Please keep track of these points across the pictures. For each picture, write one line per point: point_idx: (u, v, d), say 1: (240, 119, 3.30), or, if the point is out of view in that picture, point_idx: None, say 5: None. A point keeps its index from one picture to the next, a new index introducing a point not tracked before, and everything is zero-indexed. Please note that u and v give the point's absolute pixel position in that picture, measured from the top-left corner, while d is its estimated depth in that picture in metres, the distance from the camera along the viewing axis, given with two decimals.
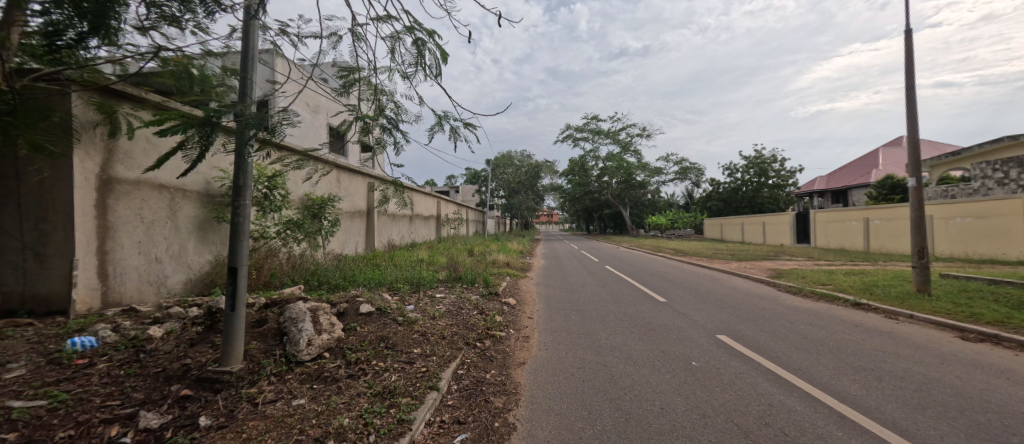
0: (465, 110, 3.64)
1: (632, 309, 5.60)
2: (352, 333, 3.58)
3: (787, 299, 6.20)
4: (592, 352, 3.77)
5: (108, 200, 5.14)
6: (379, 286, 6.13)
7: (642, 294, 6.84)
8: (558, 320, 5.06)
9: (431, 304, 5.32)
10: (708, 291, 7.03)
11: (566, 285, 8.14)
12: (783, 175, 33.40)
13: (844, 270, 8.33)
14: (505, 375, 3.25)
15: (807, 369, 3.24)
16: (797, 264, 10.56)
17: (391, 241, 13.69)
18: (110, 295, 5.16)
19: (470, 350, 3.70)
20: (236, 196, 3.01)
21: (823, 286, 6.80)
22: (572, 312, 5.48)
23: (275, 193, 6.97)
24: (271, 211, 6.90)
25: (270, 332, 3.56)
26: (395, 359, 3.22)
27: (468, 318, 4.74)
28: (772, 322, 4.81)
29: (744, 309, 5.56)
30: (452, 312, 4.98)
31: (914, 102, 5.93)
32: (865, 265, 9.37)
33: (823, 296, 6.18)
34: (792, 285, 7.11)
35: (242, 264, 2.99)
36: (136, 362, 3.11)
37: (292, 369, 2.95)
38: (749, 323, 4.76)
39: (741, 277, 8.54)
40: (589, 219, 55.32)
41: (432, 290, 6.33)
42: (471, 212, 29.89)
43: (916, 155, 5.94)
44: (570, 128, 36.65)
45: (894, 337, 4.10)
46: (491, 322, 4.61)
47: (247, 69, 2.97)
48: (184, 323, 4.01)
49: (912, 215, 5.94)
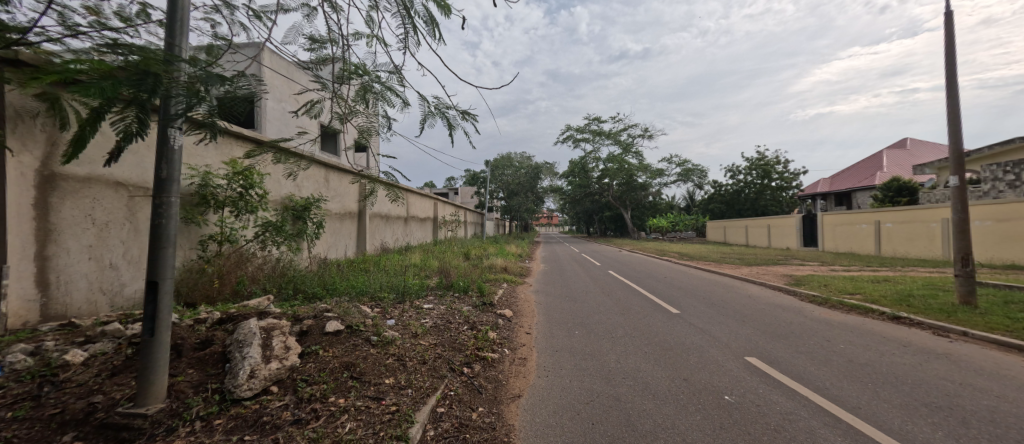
0: (464, 93, 3.07)
1: (643, 323, 4.97)
2: (312, 358, 2.96)
3: (815, 311, 5.55)
4: (602, 381, 3.15)
5: (51, 199, 4.48)
6: (361, 296, 5.48)
7: (651, 304, 6.22)
8: (561, 336, 4.43)
9: (415, 317, 4.69)
10: (725, 301, 6.37)
11: (568, 292, 7.52)
12: (786, 177, 32.82)
13: (867, 278, 7.70)
14: (495, 416, 2.62)
15: (868, 407, 2.63)
16: (812, 270, 9.91)
17: (384, 244, 13.07)
18: (51, 307, 4.51)
19: (455, 378, 3.08)
20: (158, 191, 2.39)
21: (850, 296, 6.17)
22: (575, 326, 4.85)
23: (252, 194, 6.37)
24: (246, 212, 6.28)
25: (212, 358, 2.95)
26: (360, 395, 2.59)
27: (456, 335, 4.11)
28: (805, 339, 4.19)
29: (769, 323, 4.92)
30: (438, 328, 4.34)
31: (955, 92, 5.32)
32: (886, 272, 8.73)
33: (854, 307, 5.56)
34: (815, 295, 6.48)
35: (167, 277, 2.39)
36: (32, 400, 2.49)
37: (224, 412, 2.33)
38: (779, 340, 4.15)
39: (755, 284, 7.93)
40: (589, 222, 54.69)
41: (420, 301, 5.71)
42: (470, 215, 29.21)
43: (957, 151, 5.33)
44: (570, 129, 36.08)
45: (957, 361, 3.48)
46: (482, 341, 3.98)
47: (173, 39, 2.10)
48: (118, 344, 3.38)
49: (953, 217, 5.32)
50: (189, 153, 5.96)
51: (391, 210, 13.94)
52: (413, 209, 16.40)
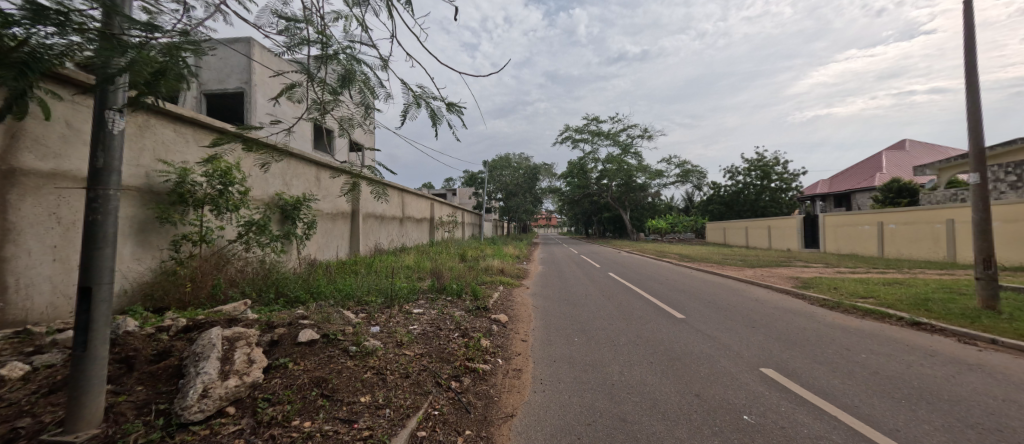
0: (452, 82, 2.72)
1: (648, 329, 4.64)
2: (279, 373, 2.63)
3: (827, 316, 5.25)
4: (605, 398, 2.82)
5: (8, 195, 3.90)
6: (347, 301, 5.13)
7: (655, 308, 5.89)
8: (560, 345, 4.11)
9: (402, 324, 4.35)
10: (731, 304, 6.06)
11: (567, 296, 7.19)
12: (786, 178, 32.58)
13: (876, 280, 7.43)
14: (484, 440, 2.28)
15: (909, 430, 2.31)
16: (818, 272, 9.61)
17: (378, 245, 12.73)
18: (7, 313, 3.92)
19: (441, 395, 2.74)
20: (92, 182, 2.03)
21: (864, 299, 5.86)
22: (575, 333, 4.53)
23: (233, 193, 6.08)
24: (226, 211, 5.99)
25: (165, 372, 2.63)
26: (329, 417, 2.25)
27: (445, 344, 3.77)
28: (823, 348, 3.87)
29: (782, 329, 4.60)
30: (426, 335, 4.01)
31: (976, 85, 5.03)
32: (896, 274, 8.43)
33: (869, 312, 5.25)
34: (826, 298, 6.17)
35: (106, 282, 2.05)
36: None
37: (165, 441, 1.99)
38: (795, 349, 3.83)
39: (762, 287, 7.62)
40: (588, 223, 54.38)
41: (409, 305, 5.37)
42: (468, 215, 28.83)
43: (977, 147, 5.05)
44: (570, 129, 35.78)
45: (993, 373, 3.17)
46: (473, 351, 3.65)
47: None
48: (67, 355, 3.06)
49: (974, 217, 5.02)
50: (166, 148, 5.64)
51: (386, 210, 13.59)
52: (408, 210, 16.05)
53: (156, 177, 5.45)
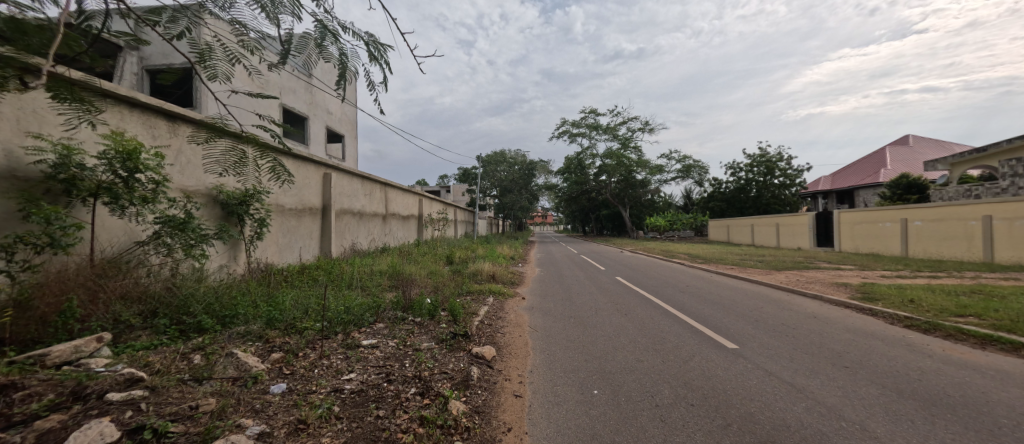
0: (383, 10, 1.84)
1: (695, 372, 3.21)
2: None
3: (930, 345, 3.86)
4: None
5: None
6: (267, 330, 3.62)
7: (690, 331, 4.49)
8: (573, 409, 2.62)
9: (331, 372, 2.86)
10: (786, 325, 4.68)
11: (572, 311, 5.75)
12: (791, 174, 31.26)
13: (946, 289, 6.04)
14: None
15: None
16: (858, 277, 8.26)
17: (355, 245, 11.19)
18: None
19: None
20: None
21: (961, 319, 4.50)
22: (593, 381, 3.07)
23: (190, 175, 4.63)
24: (129, 206, 4.36)
25: None
26: None
27: (388, 417, 2.26)
28: (993, 416, 2.44)
29: (891, 371, 3.19)
30: (360, 397, 2.49)
31: None
32: (955, 280, 7.12)
33: (990, 339, 3.86)
34: (905, 315, 4.81)
35: None
36: None
37: None
38: (950, 421, 2.39)
39: (809, 298, 6.22)
40: (585, 220, 52.83)
41: (359, 333, 3.88)
42: (458, 213, 27.11)
43: None
44: (566, 123, 34.19)
45: None
46: (429, 435, 2.12)
47: None
48: None
49: None
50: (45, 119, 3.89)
51: (365, 206, 12.05)
52: (391, 206, 14.40)
53: (26, 156, 3.81)
